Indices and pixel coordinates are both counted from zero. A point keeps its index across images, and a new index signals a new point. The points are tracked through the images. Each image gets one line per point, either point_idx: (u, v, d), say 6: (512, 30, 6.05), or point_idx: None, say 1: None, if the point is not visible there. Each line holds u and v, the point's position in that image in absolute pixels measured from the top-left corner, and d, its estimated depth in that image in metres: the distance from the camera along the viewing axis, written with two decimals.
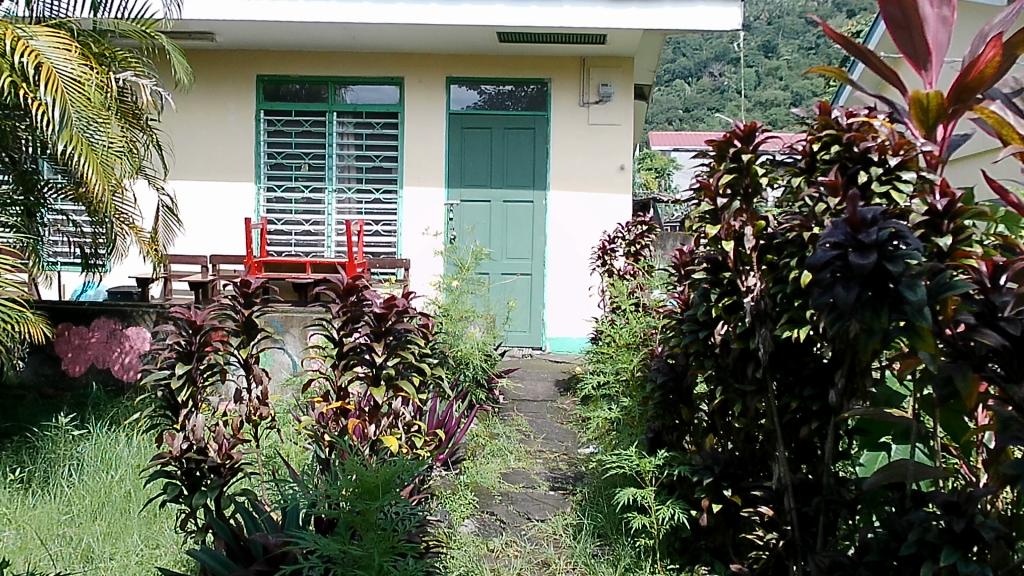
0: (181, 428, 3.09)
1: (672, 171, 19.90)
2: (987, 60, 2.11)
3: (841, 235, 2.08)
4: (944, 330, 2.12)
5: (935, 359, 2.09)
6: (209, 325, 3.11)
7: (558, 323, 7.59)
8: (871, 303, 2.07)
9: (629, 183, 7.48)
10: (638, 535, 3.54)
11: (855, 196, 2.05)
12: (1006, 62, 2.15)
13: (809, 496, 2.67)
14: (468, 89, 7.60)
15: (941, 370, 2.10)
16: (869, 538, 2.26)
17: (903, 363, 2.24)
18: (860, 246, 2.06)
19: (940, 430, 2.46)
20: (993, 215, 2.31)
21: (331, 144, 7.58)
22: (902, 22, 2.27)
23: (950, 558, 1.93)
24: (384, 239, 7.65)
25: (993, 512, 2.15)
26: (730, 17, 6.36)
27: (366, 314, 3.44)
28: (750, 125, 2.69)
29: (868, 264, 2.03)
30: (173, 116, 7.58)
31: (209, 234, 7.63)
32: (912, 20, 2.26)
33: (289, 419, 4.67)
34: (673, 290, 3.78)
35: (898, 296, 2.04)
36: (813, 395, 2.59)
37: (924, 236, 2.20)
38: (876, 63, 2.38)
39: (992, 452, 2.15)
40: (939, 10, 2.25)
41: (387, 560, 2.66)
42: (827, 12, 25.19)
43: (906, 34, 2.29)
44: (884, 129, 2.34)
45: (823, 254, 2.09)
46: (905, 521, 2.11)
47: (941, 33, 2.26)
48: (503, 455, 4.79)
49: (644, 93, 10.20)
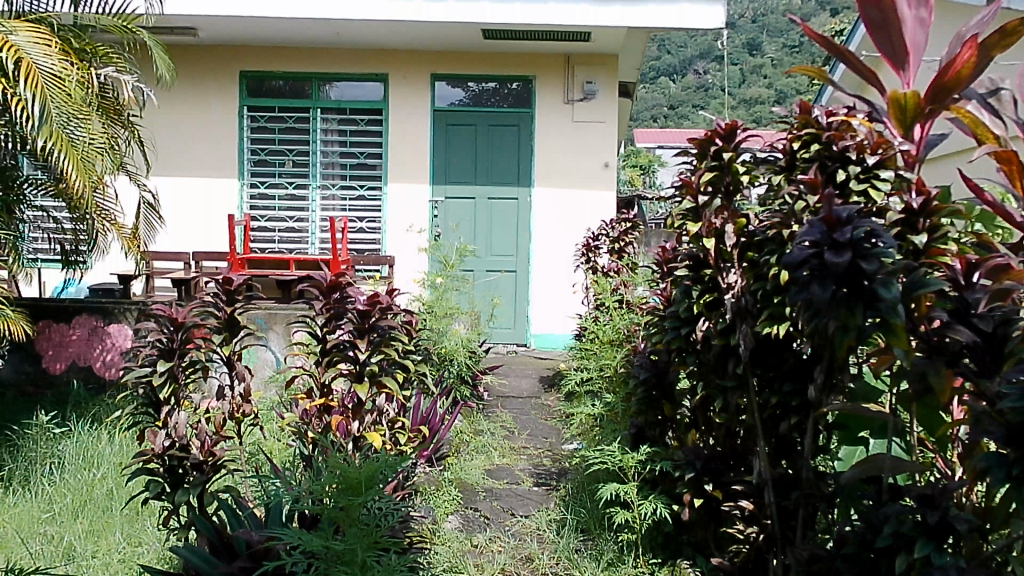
0: (163, 425, 3.08)
1: (657, 168, 19.99)
2: (963, 61, 2.14)
3: (817, 234, 2.11)
4: (919, 326, 2.16)
5: (909, 355, 2.12)
6: (191, 322, 3.09)
7: (543, 319, 7.62)
8: (846, 300, 2.11)
9: (613, 180, 7.51)
10: (621, 530, 3.57)
11: (831, 195, 2.09)
12: (982, 66, 2.19)
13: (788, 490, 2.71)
14: (452, 86, 7.59)
15: (915, 365, 2.12)
16: (846, 531, 2.29)
17: (879, 359, 2.27)
18: (834, 245, 2.09)
19: (917, 425, 2.47)
20: (969, 213, 2.36)
21: (315, 140, 7.57)
22: (881, 23, 2.30)
23: (923, 551, 1.96)
24: (369, 236, 7.65)
25: (967, 505, 2.20)
26: (713, 16, 6.41)
27: (349, 311, 3.43)
28: (727, 125, 2.73)
29: (841, 262, 2.06)
30: (154, 112, 7.52)
31: (192, 231, 7.58)
32: (891, 21, 2.29)
33: (273, 416, 4.67)
34: (656, 287, 3.81)
35: (873, 293, 2.08)
36: (790, 390, 2.63)
37: (899, 234, 2.24)
38: (854, 63, 2.40)
39: (966, 446, 2.19)
40: (916, 12, 2.29)
41: (370, 555, 2.67)
42: (811, 11, 25.36)
43: (885, 34, 2.31)
44: (862, 128, 2.38)
45: (800, 252, 2.12)
46: (881, 514, 2.15)
47: (918, 34, 2.30)
48: (487, 452, 4.80)
49: (629, 90, 10.25)
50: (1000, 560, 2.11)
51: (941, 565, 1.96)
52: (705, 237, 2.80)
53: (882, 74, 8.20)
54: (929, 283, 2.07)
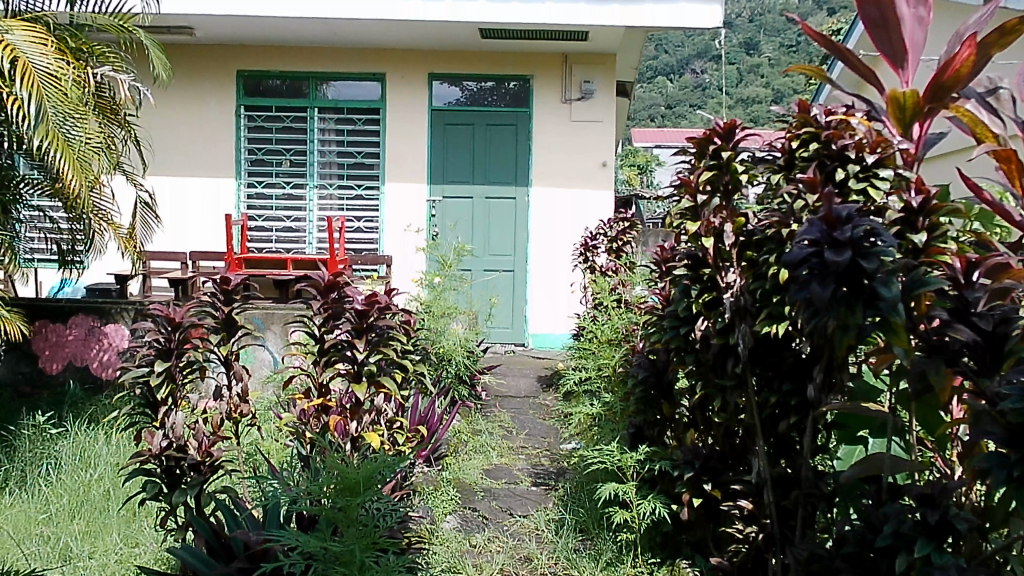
0: (160, 426, 3.07)
1: (654, 167, 20.01)
2: (961, 61, 2.13)
3: (817, 232, 2.12)
4: (919, 325, 2.16)
5: (909, 354, 2.12)
6: (189, 322, 3.08)
7: (541, 319, 7.61)
8: (846, 299, 2.10)
9: (611, 179, 7.49)
10: (620, 530, 3.57)
11: (831, 194, 2.09)
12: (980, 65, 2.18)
13: (788, 489, 2.70)
14: (450, 85, 7.57)
15: (915, 364, 2.12)
16: (846, 531, 2.29)
17: (879, 358, 2.27)
18: (835, 243, 2.09)
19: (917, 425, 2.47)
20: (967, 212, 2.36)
21: (312, 139, 7.56)
22: (880, 21, 2.29)
23: (923, 551, 1.96)
24: (366, 236, 7.63)
25: (967, 504, 2.19)
26: (711, 15, 6.41)
27: (347, 311, 3.41)
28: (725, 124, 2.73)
29: (842, 261, 2.05)
30: (151, 111, 7.51)
31: (189, 231, 7.57)
32: (889, 20, 2.28)
33: (270, 416, 4.65)
34: (654, 286, 3.80)
35: (873, 292, 2.07)
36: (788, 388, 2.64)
37: (899, 233, 2.23)
38: (853, 62, 2.40)
39: (967, 445, 2.19)
40: (916, 10, 2.28)
41: (369, 556, 2.66)
42: (808, 10, 25.39)
43: (884, 33, 2.31)
44: (861, 126, 2.37)
45: (799, 251, 2.12)
46: (881, 513, 2.14)
47: (917, 32, 2.29)
48: (485, 451, 4.80)
49: (627, 89, 10.26)
50: (1001, 560, 2.10)
51: (941, 565, 1.95)
52: (703, 236, 2.80)
53: (881, 72, 8.20)
54: (930, 283, 2.06)
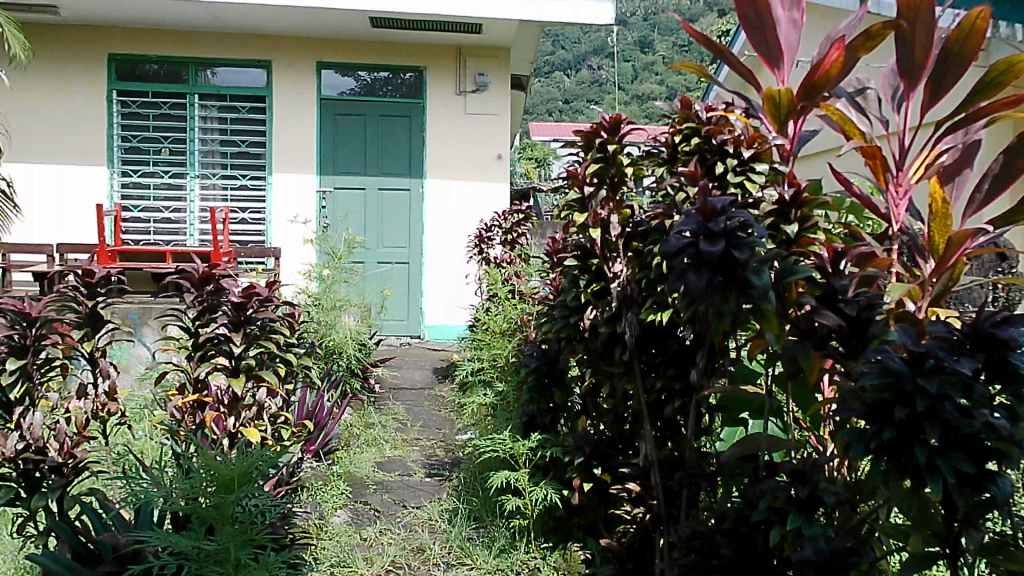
0: (15, 428, 2.88)
1: (551, 161, 20.27)
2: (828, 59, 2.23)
3: (695, 223, 2.19)
4: (790, 311, 2.27)
5: (780, 340, 2.21)
6: (48, 317, 2.91)
7: (436, 311, 7.59)
8: (721, 288, 2.20)
9: (506, 172, 7.54)
10: (512, 516, 3.61)
11: (707, 187, 2.18)
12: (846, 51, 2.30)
13: (672, 470, 2.81)
14: (341, 75, 7.44)
15: (785, 349, 2.20)
16: (726, 508, 2.39)
17: (754, 344, 2.38)
18: (710, 234, 2.17)
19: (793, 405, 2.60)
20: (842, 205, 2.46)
21: (193, 127, 7.26)
22: (757, 23, 2.39)
23: (794, 522, 2.07)
24: (253, 227, 7.40)
25: (836, 478, 2.33)
26: (600, 12, 6.55)
27: (223, 304, 3.32)
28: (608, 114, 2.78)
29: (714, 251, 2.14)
30: (11, 94, 7.03)
31: (58, 223, 7.13)
32: (765, 21, 2.38)
33: (146, 415, 4.44)
34: (545, 276, 3.85)
35: (746, 280, 2.17)
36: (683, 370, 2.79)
37: (772, 225, 2.35)
38: (733, 62, 2.50)
39: (834, 424, 2.33)
40: (788, 14, 2.41)
41: (245, 553, 2.60)
42: (697, 11, 26.26)
43: (761, 34, 2.41)
44: (739, 124, 2.52)
45: (678, 241, 2.19)
46: (757, 489, 2.25)
47: (791, 35, 2.42)
48: (378, 444, 4.75)
49: (522, 84, 10.35)
50: (865, 528, 2.25)
51: (811, 535, 2.07)
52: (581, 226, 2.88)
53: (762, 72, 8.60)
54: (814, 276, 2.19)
